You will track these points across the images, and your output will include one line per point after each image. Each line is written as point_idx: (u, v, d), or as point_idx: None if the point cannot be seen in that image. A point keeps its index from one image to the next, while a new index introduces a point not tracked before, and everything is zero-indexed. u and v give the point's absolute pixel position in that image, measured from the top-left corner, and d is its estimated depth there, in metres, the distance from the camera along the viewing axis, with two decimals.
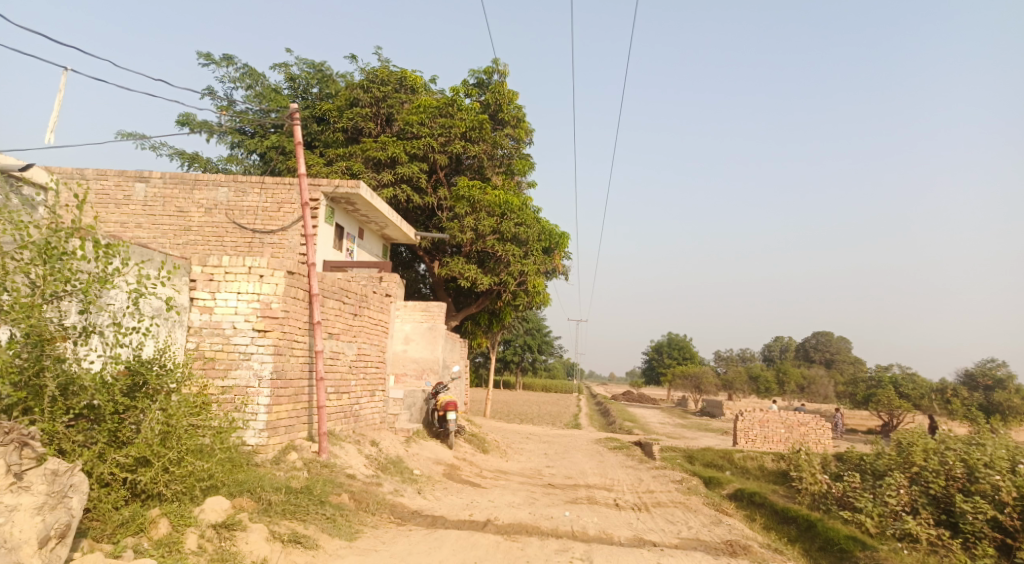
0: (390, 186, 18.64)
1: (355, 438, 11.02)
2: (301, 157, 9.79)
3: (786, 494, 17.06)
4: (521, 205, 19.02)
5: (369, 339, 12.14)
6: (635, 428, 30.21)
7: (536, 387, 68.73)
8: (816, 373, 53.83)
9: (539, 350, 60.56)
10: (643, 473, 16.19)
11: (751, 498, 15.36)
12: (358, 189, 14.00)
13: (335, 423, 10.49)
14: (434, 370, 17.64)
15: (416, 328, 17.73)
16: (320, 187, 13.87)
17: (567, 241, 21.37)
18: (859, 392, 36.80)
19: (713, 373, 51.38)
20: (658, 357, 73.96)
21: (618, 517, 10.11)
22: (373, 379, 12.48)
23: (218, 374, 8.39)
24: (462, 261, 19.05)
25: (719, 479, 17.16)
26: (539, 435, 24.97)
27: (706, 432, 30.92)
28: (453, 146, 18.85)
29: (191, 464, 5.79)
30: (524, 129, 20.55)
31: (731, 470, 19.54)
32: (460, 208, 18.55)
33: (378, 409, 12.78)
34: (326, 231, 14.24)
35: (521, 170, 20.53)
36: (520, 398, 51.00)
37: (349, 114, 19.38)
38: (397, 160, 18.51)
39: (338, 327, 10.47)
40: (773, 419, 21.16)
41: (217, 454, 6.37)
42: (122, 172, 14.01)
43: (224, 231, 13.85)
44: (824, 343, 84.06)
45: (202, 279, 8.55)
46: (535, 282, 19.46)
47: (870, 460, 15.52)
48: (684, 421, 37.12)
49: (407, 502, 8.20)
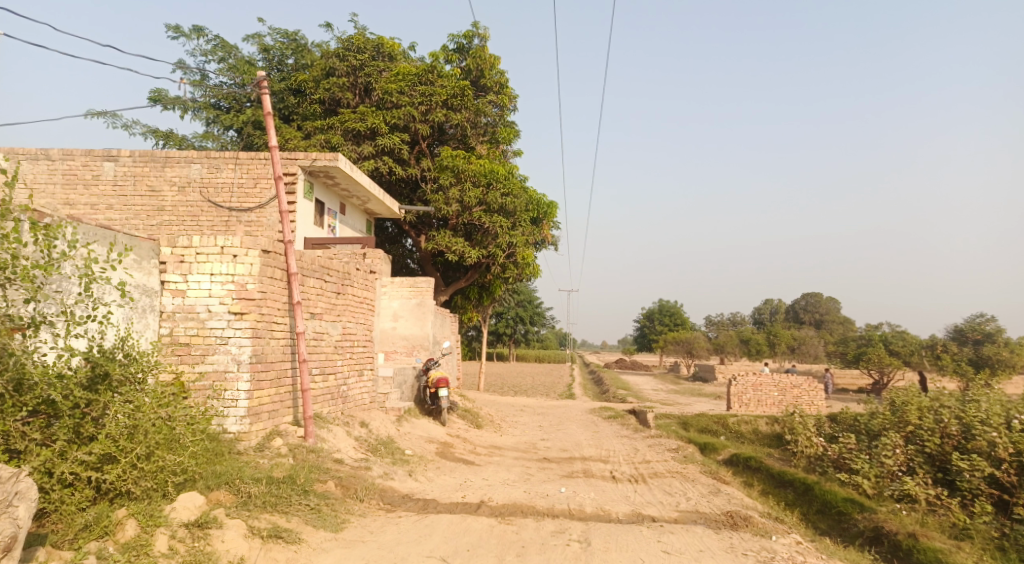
0: (371, 158, 18.16)
1: (343, 420, 10.71)
2: (271, 127, 9.24)
3: (782, 457, 16.94)
4: (507, 174, 18.60)
5: (355, 317, 11.78)
6: (629, 396, 30.10)
7: (529, 358, 68.71)
8: (806, 334, 53.93)
9: (530, 321, 60.39)
10: (638, 442, 16.00)
11: (747, 463, 15.22)
12: (337, 162, 13.56)
13: (321, 405, 10.16)
14: (424, 347, 17.32)
15: (404, 305, 17.38)
16: (297, 161, 13.41)
17: (555, 210, 21.01)
18: (849, 351, 36.82)
19: (704, 338, 51.44)
20: (650, 324, 74.03)
21: (616, 491, 9.87)
22: (361, 359, 12.15)
23: (195, 360, 8.04)
24: (448, 234, 18.63)
25: (714, 445, 17.01)
26: (532, 407, 24.78)
27: (699, 398, 30.85)
28: (434, 115, 18.37)
29: (161, 458, 5.51)
30: (507, 95, 20.07)
31: (726, 436, 19.41)
32: (444, 178, 18.12)
33: (366, 388, 12.47)
34: (305, 207, 13.82)
35: (506, 138, 20.10)
36: (513, 370, 50.90)
37: (325, 84, 18.82)
38: (377, 131, 18.02)
39: (320, 307, 10.10)
40: (767, 382, 21.00)
41: (192, 446, 5.94)
42: (89, 152, 13.51)
43: (200, 210, 13.41)
44: (813, 304, 84.42)
45: (173, 260, 8.14)
46: (524, 253, 19.13)
47: (865, 420, 15.39)
48: (677, 387, 37.09)
49: (397, 485, 7.91)
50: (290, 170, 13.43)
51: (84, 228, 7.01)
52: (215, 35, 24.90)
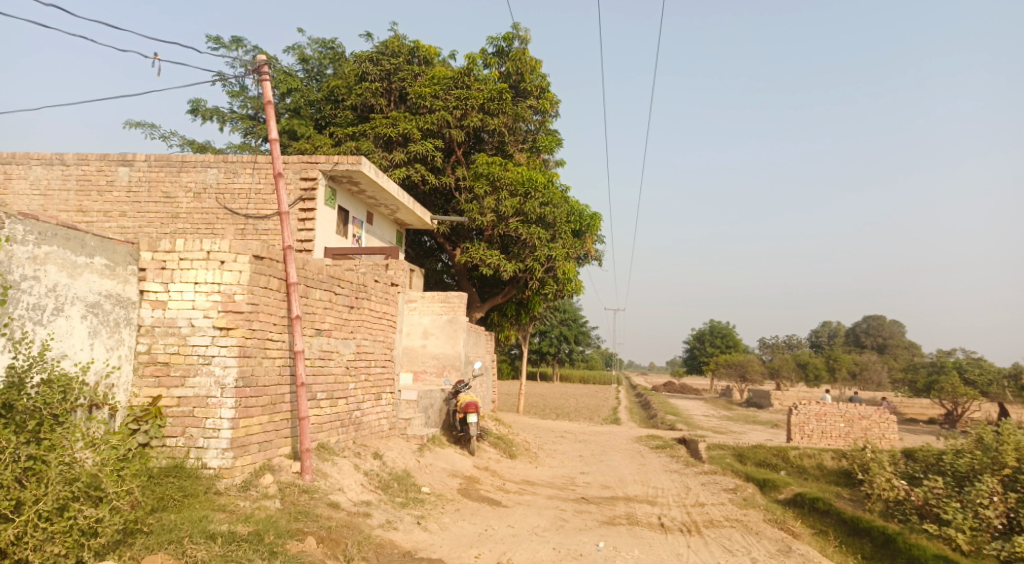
0: (403, 166, 17.10)
1: (353, 451, 9.51)
2: (272, 117, 7.92)
3: (851, 498, 15.20)
4: (547, 183, 17.34)
5: (372, 334, 10.61)
6: (678, 422, 28.36)
7: (574, 379, 66.95)
8: (867, 359, 51.13)
9: (576, 341, 58.78)
10: (690, 479, 14.44)
11: (813, 505, 13.56)
12: (360, 165, 12.47)
13: (327, 434, 8.99)
14: (455, 367, 16.06)
15: (436, 321, 16.37)
16: (318, 164, 12.37)
17: (598, 222, 19.70)
18: (918, 380, 34.36)
19: (757, 361, 49.14)
20: (700, 346, 71.65)
21: (665, 545, 8.44)
22: (379, 381, 10.96)
23: (174, 382, 6.91)
24: (483, 247, 17.43)
25: (775, 482, 15.32)
26: (574, 432, 23.31)
27: (754, 426, 28.92)
28: (470, 120, 17.25)
29: (76, 514, 4.83)
30: (548, 100, 18.85)
31: (786, 470, 17.66)
32: (479, 187, 16.96)
33: (385, 415, 11.26)
34: (326, 214, 12.75)
35: (547, 147, 18.86)
36: (557, 390, 49.40)
37: (358, 89, 17.88)
38: (410, 137, 16.96)
39: (328, 322, 8.95)
40: (832, 412, 19.16)
41: (125, 485, 5.22)
42: (104, 156, 12.65)
43: (216, 218, 12.41)
44: (874, 329, 81.03)
45: (153, 267, 7.04)
46: (564, 268, 17.81)
47: (948, 460, 13.60)
48: (729, 413, 35.12)
49: (400, 538, 6.66)
50: (311, 175, 12.38)
51: (29, 224, 5.97)
52: (253, 46, 24.30)
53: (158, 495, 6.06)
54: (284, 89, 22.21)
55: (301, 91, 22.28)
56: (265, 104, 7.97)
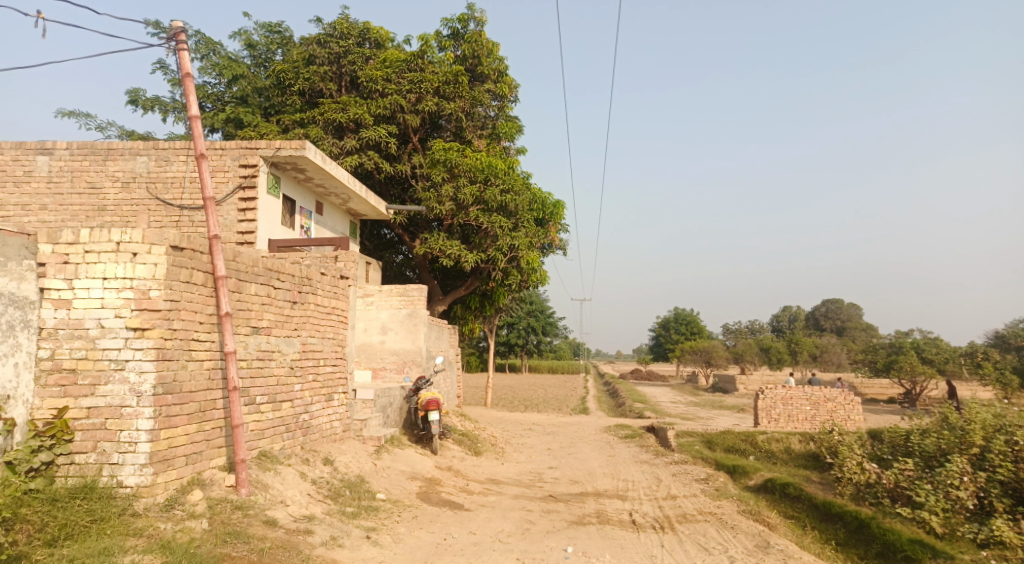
0: (355, 153, 16.22)
1: (299, 458, 8.76)
2: (192, 91, 7.01)
3: (822, 481, 14.87)
4: (507, 169, 16.64)
5: (320, 331, 9.85)
6: (646, 410, 27.94)
7: (542, 370, 66.52)
8: (829, 341, 51.52)
9: (543, 332, 58.34)
10: (660, 470, 13.93)
11: (784, 491, 13.17)
12: (305, 151, 11.64)
13: (270, 440, 8.24)
14: (416, 363, 15.38)
15: (394, 316, 15.64)
16: (259, 149, 11.52)
17: (562, 211, 19.05)
18: (879, 359, 34.53)
19: (722, 346, 49.14)
20: (665, 333, 71.70)
21: (637, 545, 7.87)
22: (329, 380, 10.22)
23: (84, 391, 6.12)
24: (443, 237, 16.68)
25: (744, 468, 14.90)
26: (542, 424, 22.74)
27: (721, 411, 28.67)
28: (425, 104, 16.46)
29: None
30: (507, 84, 18.12)
31: (756, 456, 17.31)
32: (435, 174, 16.20)
33: (338, 416, 10.53)
34: (269, 204, 11.92)
35: (508, 133, 18.14)
36: (525, 382, 48.93)
37: (305, 73, 16.95)
38: (361, 122, 16.11)
39: (267, 319, 8.18)
40: (798, 395, 18.79)
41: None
42: (22, 144, 11.67)
43: (147, 209, 11.53)
44: (834, 310, 82.11)
45: (54, 261, 6.21)
46: (528, 257, 17.09)
47: (917, 440, 13.30)
48: (696, 399, 34.92)
49: (344, 557, 5.99)
50: (251, 161, 11.54)
51: None
52: (196, 31, 23.15)
53: (58, 522, 5.41)
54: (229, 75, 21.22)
55: (246, 77, 21.32)
56: (183, 76, 7.06)
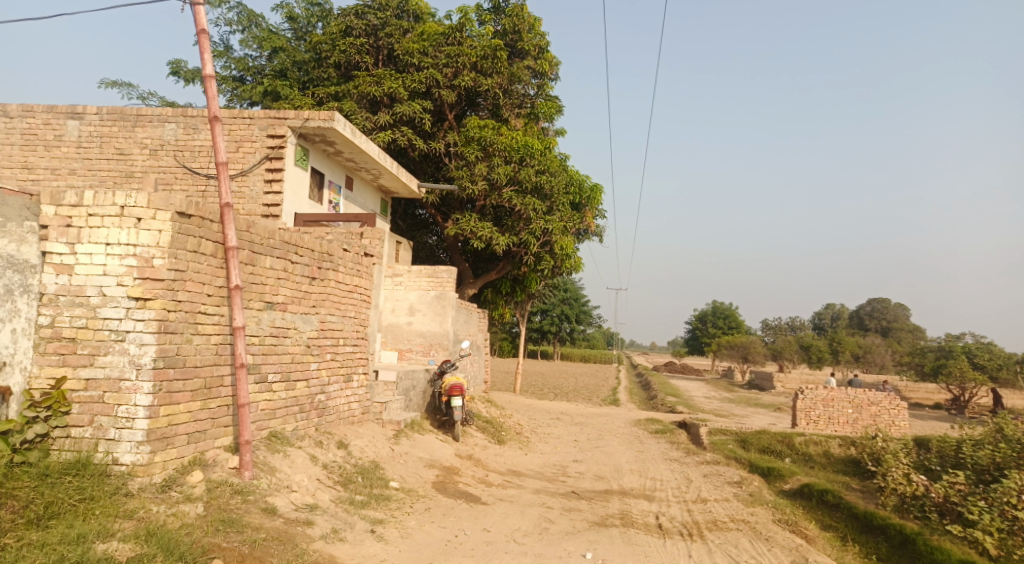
0: (389, 128, 15.84)
1: (312, 440, 8.42)
2: (207, 48, 6.63)
3: (862, 489, 14.16)
4: (544, 149, 16.14)
5: (340, 309, 9.49)
6: (678, 404, 27.26)
7: (575, 358, 66.00)
8: (872, 341, 50.01)
9: (577, 320, 57.72)
10: (691, 470, 13.37)
11: (822, 497, 12.53)
12: (334, 122, 11.29)
13: (282, 421, 7.92)
14: (443, 346, 15.01)
15: (422, 298, 15.27)
16: (287, 119, 11.20)
17: (599, 195, 18.50)
18: (926, 364, 33.27)
19: (760, 342, 48.02)
20: (703, 326, 70.48)
21: (663, 552, 7.39)
22: (349, 361, 9.86)
23: (82, 361, 5.80)
24: (475, 219, 16.22)
25: (780, 471, 14.24)
26: (571, 414, 22.26)
27: (758, 410, 27.85)
28: (461, 78, 16.02)
29: None
30: (547, 61, 17.59)
31: (792, 458, 16.61)
32: (469, 152, 15.77)
33: (357, 398, 10.18)
34: (296, 176, 11.57)
35: (547, 114, 17.63)
36: (557, 370, 48.45)
37: (341, 45, 16.60)
38: (396, 97, 15.72)
39: (282, 294, 7.84)
40: (839, 397, 17.99)
41: None
42: (52, 108, 11.47)
43: (173, 177, 11.27)
44: (879, 310, 79.98)
45: (57, 223, 5.89)
46: (562, 242, 16.56)
47: (968, 452, 12.54)
48: (731, 396, 34.08)
49: (344, 554, 5.62)
50: (279, 132, 11.21)
51: None
52: (237, 3, 22.94)
53: (44, 500, 5.13)
54: (269, 48, 21.09)
55: (286, 50, 21.15)
56: (197, 33, 6.69)
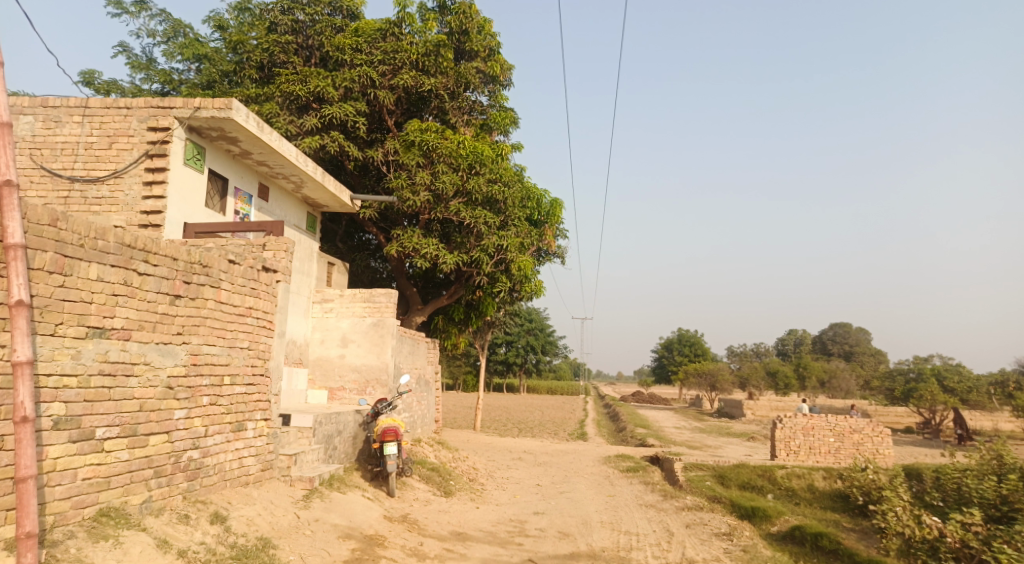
0: (316, 133, 13.75)
1: (174, 516, 6.30)
2: None
3: (857, 529, 12.26)
4: (495, 157, 14.24)
5: (224, 338, 7.37)
6: (649, 438, 25.22)
7: (541, 391, 63.78)
8: (838, 365, 48.67)
9: (542, 351, 55.67)
10: (671, 519, 11.36)
11: (817, 542, 10.65)
12: (232, 112, 9.12)
13: (121, 492, 5.78)
14: (381, 383, 12.84)
15: (357, 326, 13.18)
16: (173, 109, 9.01)
17: (559, 211, 16.65)
18: (898, 388, 31.86)
19: (728, 369, 46.43)
20: (668, 354, 68.88)
21: None
22: (240, 406, 7.73)
23: None
24: (418, 234, 14.22)
25: (766, 511, 12.26)
26: (534, 453, 20.12)
27: (732, 441, 25.92)
28: (400, 77, 14.05)
29: None
30: (499, 64, 15.72)
31: (774, 495, 14.54)
32: (409, 158, 13.73)
33: (254, 452, 8.03)
34: (187, 179, 9.40)
35: (501, 124, 15.79)
36: (523, 403, 46.21)
37: (264, 42, 14.59)
38: (324, 97, 13.61)
39: (123, 317, 5.73)
40: (820, 425, 15.81)
41: None
42: None
43: (27, 180, 8.99)
44: (843, 336, 79.57)
45: None
46: (518, 262, 14.61)
47: (972, 484, 10.66)
48: (702, 426, 32.15)
49: None
50: (162, 124, 9.01)
51: None
52: (159, 10, 20.79)
53: None
54: (192, 57, 19.00)
55: (211, 59, 19.05)
56: None
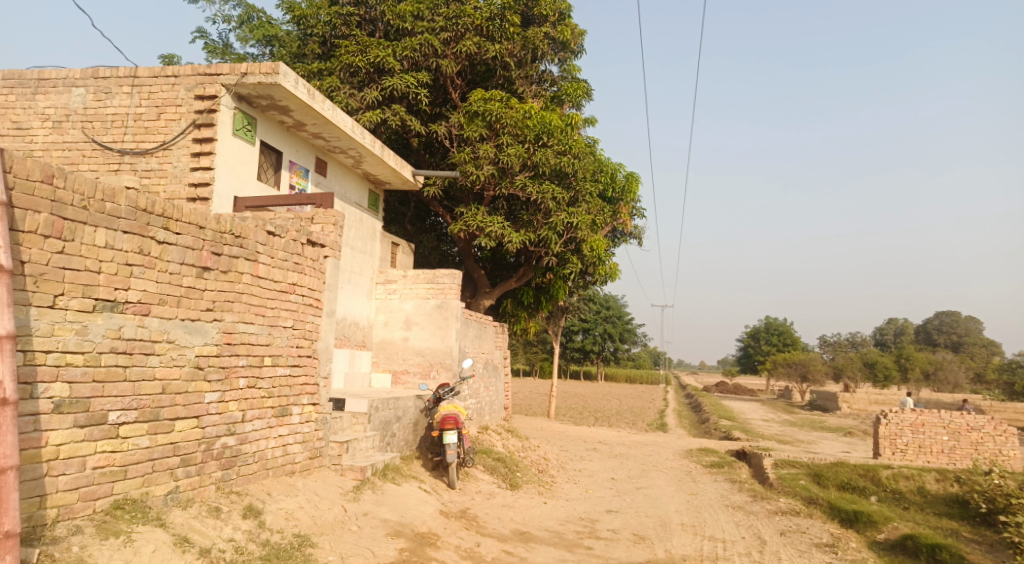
0: (378, 107, 13.18)
1: (203, 508, 5.73)
2: None
3: (980, 540, 10.84)
4: (565, 128, 13.36)
5: (263, 316, 6.78)
6: (735, 430, 23.83)
7: (620, 379, 62.48)
8: (942, 356, 45.31)
9: (622, 338, 54.32)
10: (763, 524, 10.28)
11: (932, 555, 9.37)
12: (279, 77, 8.57)
13: (141, 483, 5.23)
14: (445, 367, 12.21)
15: (421, 308, 12.57)
16: (219, 75, 8.56)
17: (635, 187, 15.59)
18: (1015, 382, 29.20)
19: (820, 359, 44.00)
20: (755, 343, 66.24)
21: None
22: (284, 390, 7.15)
23: None
24: (483, 212, 13.50)
25: (871, 517, 10.96)
26: (610, 443, 19.16)
27: (825, 435, 24.21)
28: (463, 43, 13.30)
29: None
30: (570, 29, 14.77)
31: (878, 497, 13.12)
32: (473, 130, 13.01)
33: (300, 440, 7.44)
34: (236, 151, 8.90)
35: (573, 96, 14.89)
36: (602, 391, 45.16)
37: (325, 14, 14.12)
38: (384, 68, 13.01)
39: (139, 290, 5.19)
40: (931, 421, 14.28)
41: None
42: None
43: (79, 154, 8.71)
44: (947, 325, 74.70)
45: None
46: (590, 240, 13.71)
47: None
48: (792, 419, 30.33)
49: None
50: (209, 91, 8.52)
51: None
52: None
53: None
54: (262, 37, 18.79)
55: (281, 39, 18.79)
56: None
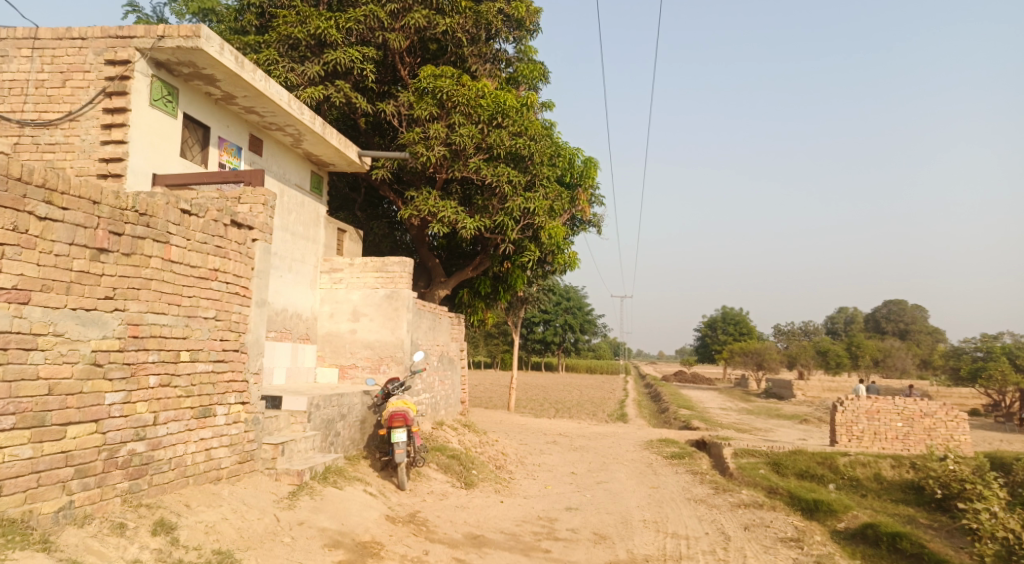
0: (320, 83, 12.37)
1: (105, 525, 5.00)
2: None
3: (937, 526, 10.50)
4: (521, 108, 12.72)
5: (178, 305, 6.03)
6: (694, 420, 23.56)
7: (579, 370, 62.31)
8: (892, 343, 45.96)
9: (581, 330, 54.01)
10: (725, 519, 9.84)
11: (893, 543, 9.02)
12: (201, 41, 7.77)
13: (22, 499, 4.57)
14: (396, 360, 11.51)
15: (369, 298, 11.83)
16: (132, 38, 7.74)
17: (594, 173, 15.04)
18: (964, 367, 29.55)
19: (776, 347, 44.26)
20: (712, 333, 66.67)
21: None
22: (206, 388, 6.40)
23: None
24: (435, 197, 12.80)
25: (831, 505, 10.58)
26: (570, 436, 18.66)
27: (783, 423, 24.09)
28: (410, 15, 12.57)
29: None
30: (525, 6, 14.12)
31: (837, 485, 12.78)
32: (423, 108, 12.27)
33: (227, 444, 6.70)
34: (155, 123, 8.09)
35: (530, 77, 14.26)
36: (562, 382, 44.79)
37: None
38: (326, 41, 12.21)
39: (12, 274, 4.55)
40: (887, 408, 13.99)
41: None
42: None
43: None
44: (897, 313, 76.23)
45: None
46: (548, 226, 13.12)
47: None
48: (750, 407, 30.30)
49: None
50: (122, 56, 7.69)
51: None
52: None
53: None
54: (198, 12, 17.68)
55: (218, 14, 17.72)
56: None
